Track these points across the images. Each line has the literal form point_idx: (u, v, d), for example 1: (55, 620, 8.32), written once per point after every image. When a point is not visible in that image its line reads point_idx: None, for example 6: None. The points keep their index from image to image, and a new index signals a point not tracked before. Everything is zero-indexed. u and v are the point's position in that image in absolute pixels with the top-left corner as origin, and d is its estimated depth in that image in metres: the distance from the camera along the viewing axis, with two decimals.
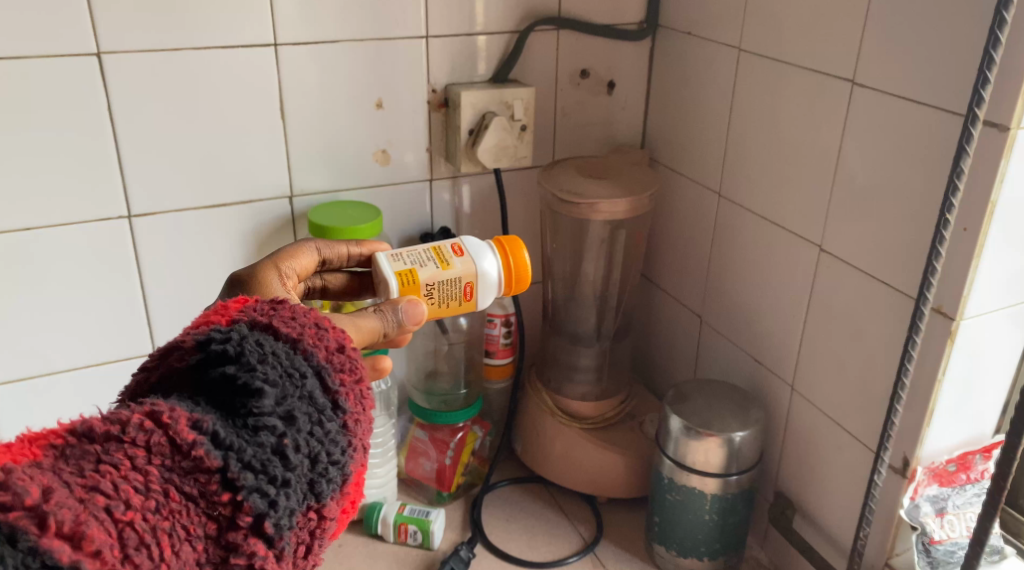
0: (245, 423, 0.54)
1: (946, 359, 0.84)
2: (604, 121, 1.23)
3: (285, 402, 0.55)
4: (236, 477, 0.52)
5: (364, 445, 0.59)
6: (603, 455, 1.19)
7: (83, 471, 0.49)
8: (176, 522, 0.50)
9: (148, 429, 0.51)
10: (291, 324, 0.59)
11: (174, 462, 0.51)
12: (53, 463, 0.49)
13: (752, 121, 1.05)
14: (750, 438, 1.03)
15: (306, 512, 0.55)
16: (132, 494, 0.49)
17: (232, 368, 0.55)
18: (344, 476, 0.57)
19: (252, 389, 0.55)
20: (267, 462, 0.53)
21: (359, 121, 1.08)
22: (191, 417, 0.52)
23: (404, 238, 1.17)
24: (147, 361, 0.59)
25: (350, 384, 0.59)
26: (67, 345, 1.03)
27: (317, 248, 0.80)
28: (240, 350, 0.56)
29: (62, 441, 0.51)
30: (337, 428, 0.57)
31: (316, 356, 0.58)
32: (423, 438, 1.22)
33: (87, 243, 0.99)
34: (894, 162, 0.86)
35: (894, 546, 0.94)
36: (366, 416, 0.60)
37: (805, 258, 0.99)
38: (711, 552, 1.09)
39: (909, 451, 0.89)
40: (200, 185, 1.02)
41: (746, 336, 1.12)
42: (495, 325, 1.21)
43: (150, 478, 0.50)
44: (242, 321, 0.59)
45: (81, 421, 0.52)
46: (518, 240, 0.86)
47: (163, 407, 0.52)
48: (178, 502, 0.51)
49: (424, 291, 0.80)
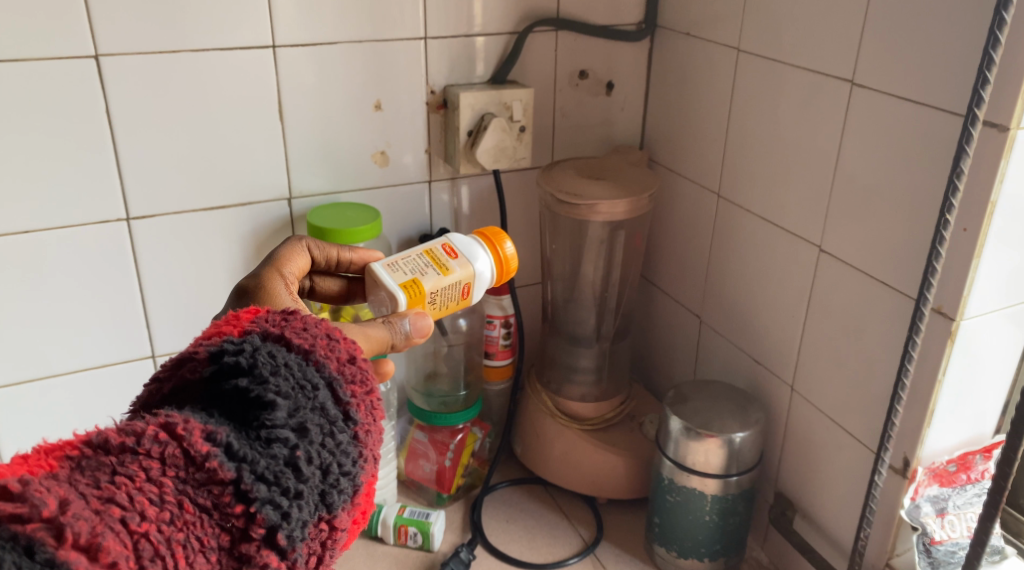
0: (258, 435, 0.53)
1: (946, 359, 0.83)
2: (603, 120, 1.23)
3: (297, 414, 0.55)
4: (250, 489, 0.51)
5: (375, 456, 0.58)
6: (605, 457, 1.19)
7: (99, 483, 0.49)
8: (190, 534, 0.49)
9: (163, 441, 0.51)
10: (302, 335, 0.58)
11: (189, 474, 0.50)
12: (68, 475, 0.49)
13: (751, 121, 1.04)
14: (750, 439, 1.03)
15: (318, 523, 0.55)
16: (146, 506, 0.49)
17: (245, 381, 0.55)
18: (356, 487, 0.57)
19: (265, 401, 0.54)
20: (280, 474, 0.53)
21: (357, 122, 1.07)
22: (205, 428, 0.52)
23: (402, 239, 1.17)
24: (159, 372, 0.58)
25: (361, 395, 0.58)
26: (67, 347, 1.03)
27: (309, 247, 0.82)
28: (252, 363, 0.55)
29: (77, 453, 0.50)
30: (348, 439, 0.56)
31: (327, 367, 0.57)
32: (423, 440, 1.22)
33: (86, 246, 0.99)
34: (894, 162, 0.85)
35: (895, 546, 0.94)
36: (377, 426, 0.59)
37: (805, 258, 0.99)
38: (711, 553, 1.09)
39: (909, 451, 0.89)
40: (198, 188, 1.02)
41: (746, 336, 1.11)
42: (495, 326, 1.22)
43: (164, 490, 0.49)
44: (254, 333, 0.58)
45: (96, 432, 0.51)
46: (500, 230, 0.86)
47: (177, 419, 0.52)
48: (192, 514, 0.50)
49: (429, 299, 0.80)
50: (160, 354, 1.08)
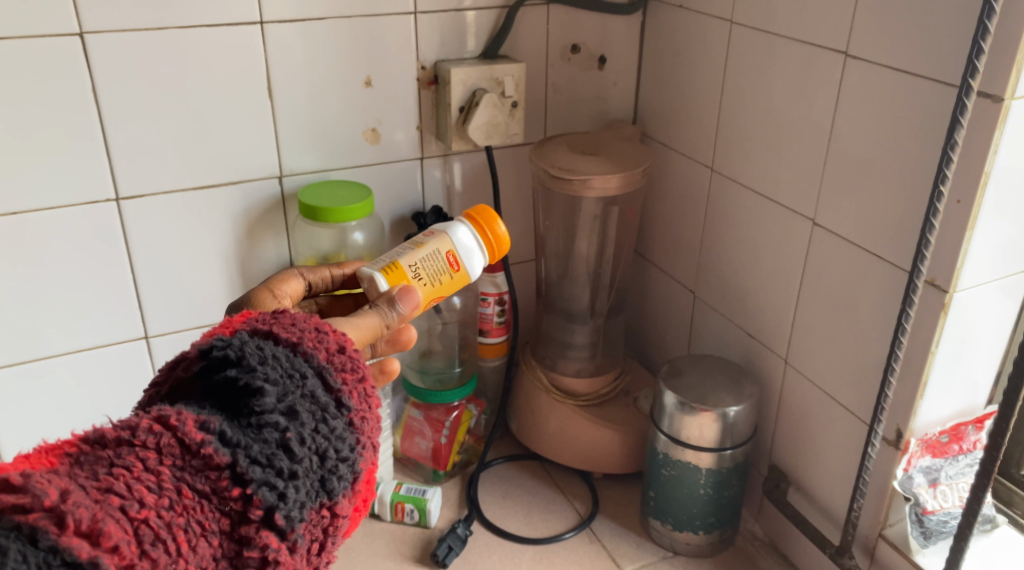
0: (250, 421, 0.54)
1: (939, 330, 0.83)
2: (596, 95, 1.22)
3: (287, 397, 0.56)
4: (246, 471, 0.52)
5: (373, 443, 0.59)
6: (600, 431, 1.19)
7: (97, 474, 0.50)
8: (190, 518, 0.51)
9: (158, 431, 0.52)
10: (290, 329, 0.59)
11: (185, 461, 0.51)
12: (68, 469, 0.50)
13: (744, 94, 1.04)
14: (744, 413, 1.03)
15: (318, 508, 0.56)
16: (145, 493, 0.50)
17: (233, 371, 0.56)
18: (354, 473, 0.57)
19: (254, 388, 0.55)
20: (274, 456, 0.54)
21: (348, 100, 1.06)
22: (198, 418, 0.53)
23: (395, 218, 1.16)
24: (155, 377, 0.59)
25: (352, 383, 0.59)
26: (59, 330, 1.02)
27: (303, 272, 0.82)
28: (240, 354, 0.56)
29: (75, 450, 0.51)
30: (342, 425, 0.57)
31: (316, 356, 0.58)
32: (418, 417, 1.22)
33: (75, 226, 0.98)
34: (888, 134, 0.85)
35: (889, 517, 0.95)
36: (372, 413, 0.60)
37: (799, 232, 0.99)
38: (706, 526, 1.09)
39: (902, 422, 0.90)
40: (188, 167, 1.01)
41: (740, 311, 1.11)
42: (489, 304, 1.22)
43: (161, 477, 0.50)
44: (243, 330, 0.59)
45: (92, 430, 0.52)
46: (485, 210, 0.85)
47: (170, 411, 0.53)
48: (191, 499, 0.51)
49: (411, 274, 0.79)
50: (154, 336, 1.08)
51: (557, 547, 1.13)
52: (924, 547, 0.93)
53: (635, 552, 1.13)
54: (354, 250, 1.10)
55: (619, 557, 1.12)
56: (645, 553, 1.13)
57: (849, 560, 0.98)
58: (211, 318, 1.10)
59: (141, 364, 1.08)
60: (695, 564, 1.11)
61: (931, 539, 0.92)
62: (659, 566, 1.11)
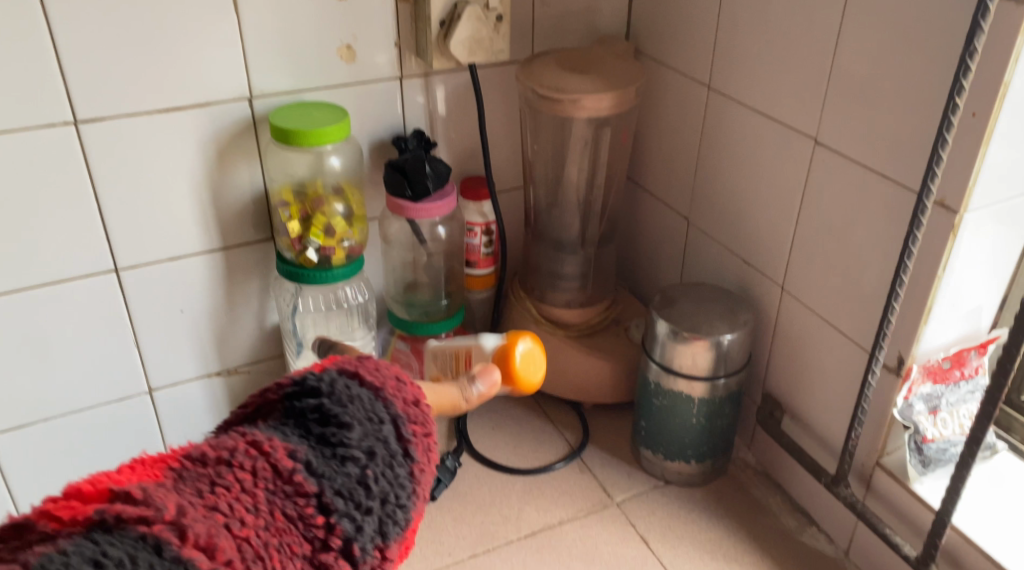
0: (334, 454, 0.58)
1: (948, 253, 0.80)
2: (586, 10, 1.16)
3: (367, 440, 0.59)
4: (330, 501, 0.56)
5: (426, 495, 0.61)
6: (590, 361, 1.16)
7: (201, 491, 0.54)
8: (282, 539, 0.54)
9: (253, 454, 0.56)
10: (375, 373, 0.63)
11: (277, 486, 0.55)
12: (173, 484, 0.55)
13: (743, 6, 0.98)
14: (738, 341, 1.00)
15: (377, 554, 0.57)
16: (243, 512, 0.54)
17: (324, 402, 0.60)
18: (410, 521, 0.60)
19: (341, 423, 0.59)
20: (354, 489, 0.57)
21: (322, 15, 1.00)
22: (288, 446, 0.57)
23: (374, 143, 1.11)
24: (241, 408, 0.63)
25: (420, 436, 0.62)
26: (22, 263, 0.97)
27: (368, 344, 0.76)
28: (331, 389, 0.60)
29: (179, 465, 0.56)
30: (407, 474, 0.60)
31: (394, 404, 0.61)
32: (404, 350, 1.18)
33: (32, 152, 0.92)
34: (897, 44, 0.80)
35: (886, 445, 0.93)
36: (432, 467, 0.62)
37: (799, 152, 0.94)
38: (699, 455, 1.07)
39: (904, 349, 0.87)
40: (152, 88, 0.95)
41: (736, 236, 1.08)
42: (475, 234, 1.18)
43: (257, 499, 0.55)
44: (333, 370, 0.63)
45: (193, 448, 0.57)
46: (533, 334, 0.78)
47: (264, 437, 0.57)
48: (282, 522, 0.54)
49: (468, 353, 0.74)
50: (124, 269, 1.03)
51: (548, 478, 1.11)
52: (922, 474, 0.91)
53: (626, 482, 1.11)
54: (331, 176, 1.07)
55: (610, 488, 1.10)
56: (636, 483, 1.11)
57: (844, 489, 0.97)
58: (184, 249, 1.05)
59: (111, 298, 1.04)
60: (687, 493, 1.10)
61: (929, 467, 0.91)
62: (650, 496, 1.09)
